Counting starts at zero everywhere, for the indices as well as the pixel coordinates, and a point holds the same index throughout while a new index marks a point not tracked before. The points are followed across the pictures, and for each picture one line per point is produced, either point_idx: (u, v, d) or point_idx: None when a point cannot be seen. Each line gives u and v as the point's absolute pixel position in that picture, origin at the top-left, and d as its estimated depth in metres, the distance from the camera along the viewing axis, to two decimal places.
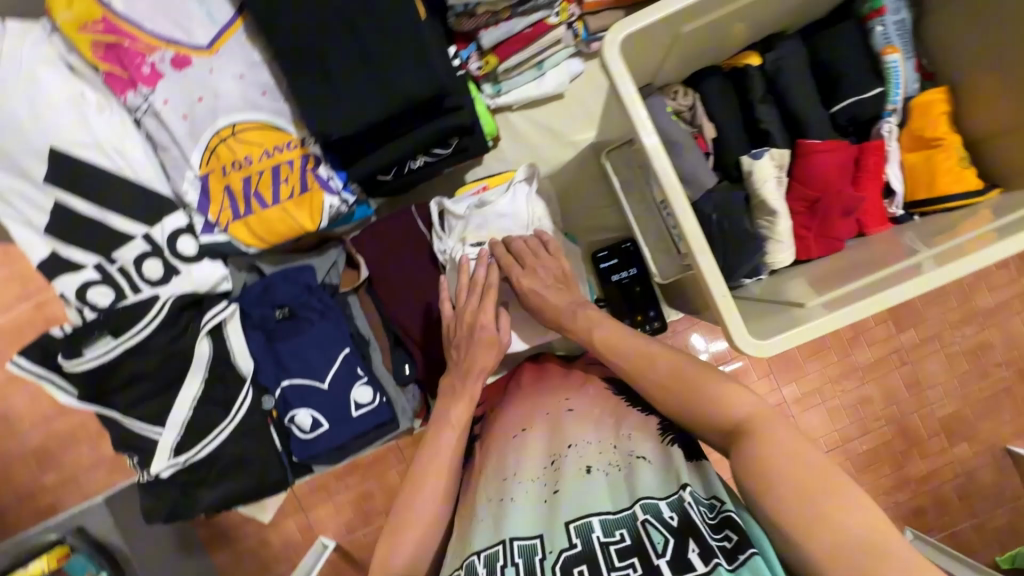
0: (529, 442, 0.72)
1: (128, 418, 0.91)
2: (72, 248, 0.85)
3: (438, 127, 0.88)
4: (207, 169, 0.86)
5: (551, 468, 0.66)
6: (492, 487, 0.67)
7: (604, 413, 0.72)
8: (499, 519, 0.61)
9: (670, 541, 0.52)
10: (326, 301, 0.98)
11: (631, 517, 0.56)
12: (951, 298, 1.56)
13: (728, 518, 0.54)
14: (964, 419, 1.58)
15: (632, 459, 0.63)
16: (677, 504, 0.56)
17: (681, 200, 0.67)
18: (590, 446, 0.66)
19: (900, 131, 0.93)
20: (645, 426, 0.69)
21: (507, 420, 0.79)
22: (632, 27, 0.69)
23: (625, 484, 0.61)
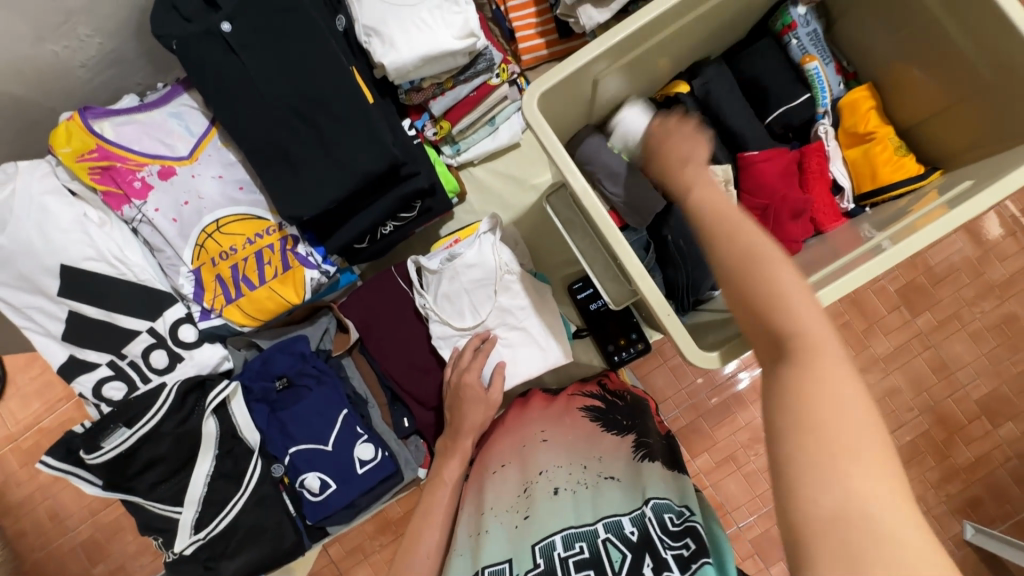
0: (507, 476, 0.72)
1: (150, 501, 0.97)
2: (88, 350, 0.94)
3: (399, 194, 0.96)
4: (198, 262, 0.95)
5: (524, 495, 0.66)
6: (470, 520, 0.68)
7: (577, 437, 0.75)
8: (475, 548, 0.62)
9: (627, 557, 0.53)
10: (320, 366, 1.05)
11: (592, 533, 0.57)
12: (962, 275, 1.53)
13: (688, 528, 0.55)
14: (1003, 397, 1.52)
15: (601, 479, 0.66)
16: (638, 519, 0.57)
17: (615, 231, 0.71)
18: (561, 470, 0.68)
19: (836, 131, 0.96)
20: (620, 447, 0.73)
21: (489, 457, 0.79)
22: (548, 84, 0.76)
23: (591, 504, 0.62)
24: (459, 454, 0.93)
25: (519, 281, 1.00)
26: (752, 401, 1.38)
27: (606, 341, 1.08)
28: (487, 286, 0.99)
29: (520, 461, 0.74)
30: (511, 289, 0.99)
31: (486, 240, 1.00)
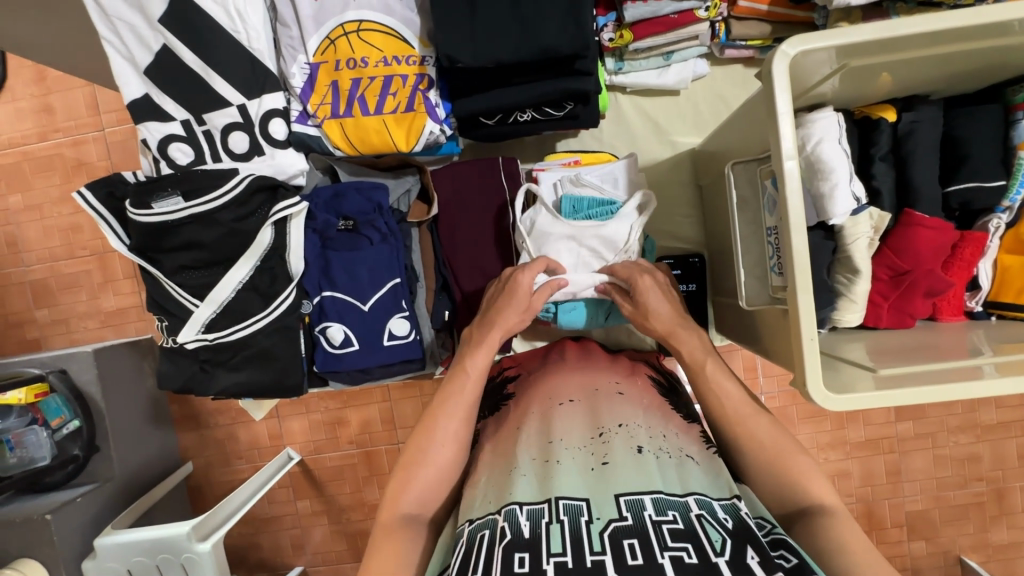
0: (576, 412, 0.73)
1: (171, 283, 0.90)
2: (167, 98, 0.83)
3: (561, 88, 0.85)
4: (321, 58, 0.84)
5: (600, 439, 0.67)
6: (535, 446, 0.68)
7: (653, 405, 0.74)
8: (546, 479, 0.62)
9: (727, 541, 0.53)
10: (390, 226, 0.95)
11: (684, 506, 0.57)
12: (958, 403, 1.57)
13: (780, 540, 0.55)
14: (929, 519, 1.61)
15: (682, 455, 0.66)
16: (730, 509, 0.57)
17: (801, 232, 0.65)
18: (640, 429, 0.68)
19: (1006, 230, 0.91)
20: (689, 431, 0.71)
21: (553, 387, 0.79)
22: (808, 45, 0.66)
23: (675, 472, 0.62)
24: (486, 345, 0.80)
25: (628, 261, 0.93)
26: None
27: None
28: (599, 260, 0.92)
29: (591, 402, 0.74)
30: None
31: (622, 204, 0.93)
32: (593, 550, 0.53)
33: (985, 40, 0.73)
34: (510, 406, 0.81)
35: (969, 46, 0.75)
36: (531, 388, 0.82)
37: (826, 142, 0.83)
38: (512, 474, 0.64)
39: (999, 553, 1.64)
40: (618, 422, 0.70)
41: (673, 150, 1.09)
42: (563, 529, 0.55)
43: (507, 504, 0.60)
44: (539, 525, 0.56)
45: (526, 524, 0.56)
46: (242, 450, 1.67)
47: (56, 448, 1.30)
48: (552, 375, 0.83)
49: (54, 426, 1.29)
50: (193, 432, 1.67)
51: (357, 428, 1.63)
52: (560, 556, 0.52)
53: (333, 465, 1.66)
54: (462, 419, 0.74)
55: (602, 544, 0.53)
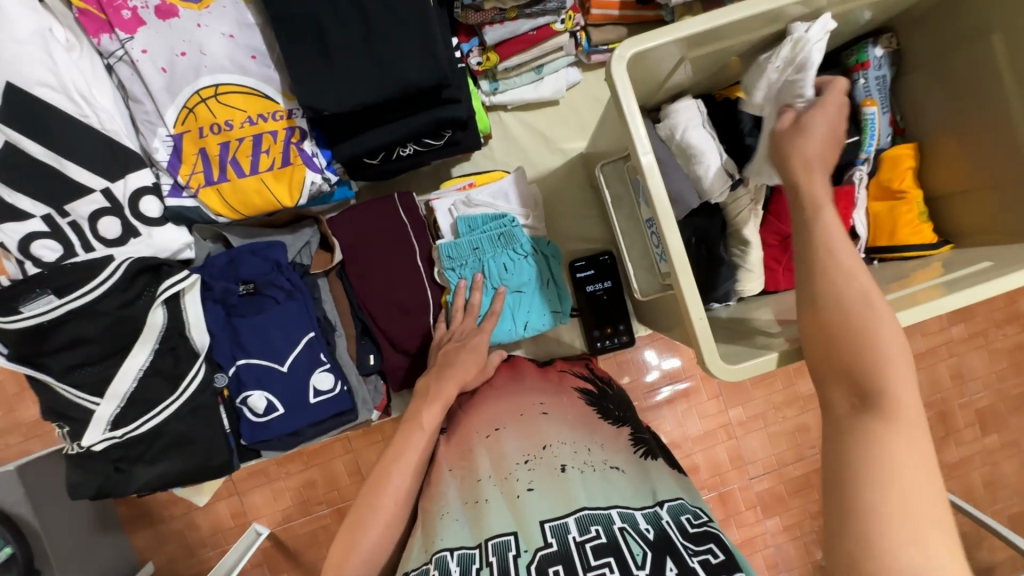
0: (504, 438, 0.72)
1: (63, 385, 0.84)
2: (21, 196, 0.78)
3: (434, 117, 0.86)
4: (182, 128, 0.82)
5: (527, 465, 0.66)
6: (465, 488, 0.67)
7: (577, 418, 0.74)
8: (476, 520, 0.61)
9: (648, 553, 0.52)
10: (294, 281, 0.94)
11: (608, 519, 0.57)
12: None
13: (711, 537, 0.55)
14: None
15: (607, 467, 0.66)
16: (652, 519, 0.58)
17: (671, 221, 0.69)
18: (565, 446, 0.68)
19: (869, 180, 0.98)
20: (617, 438, 0.72)
21: (480, 417, 0.78)
22: (642, 45, 0.69)
23: (601, 486, 0.62)
24: (441, 398, 0.78)
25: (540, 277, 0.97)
26: (682, 410, 1.50)
27: (593, 326, 1.09)
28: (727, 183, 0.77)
29: (518, 427, 0.73)
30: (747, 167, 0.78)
31: (515, 224, 0.95)
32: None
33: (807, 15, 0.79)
34: (443, 443, 0.78)
35: (795, 23, 0.80)
36: (459, 422, 0.81)
37: (691, 128, 0.88)
38: (443, 520, 0.63)
39: (954, 470, 1.74)
40: (543, 444, 0.69)
41: (564, 157, 1.12)
42: (491, 570, 0.54)
43: (438, 551, 0.58)
44: (469, 571, 0.55)
45: (455, 568, 0.55)
46: (204, 538, 1.57)
47: None
48: (479, 404, 0.82)
49: None
50: (148, 530, 1.56)
51: (324, 487, 1.57)
52: None
53: (305, 531, 1.58)
54: (412, 473, 0.72)
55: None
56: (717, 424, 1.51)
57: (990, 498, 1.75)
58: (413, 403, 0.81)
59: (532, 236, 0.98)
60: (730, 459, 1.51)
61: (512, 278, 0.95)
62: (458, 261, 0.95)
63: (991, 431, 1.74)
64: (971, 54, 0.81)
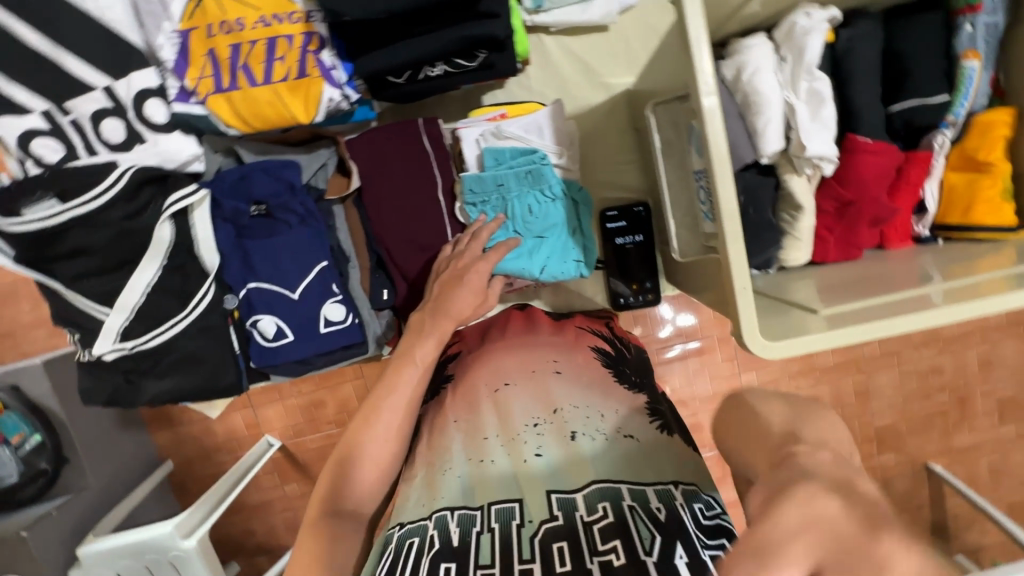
0: (513, 395, 0.68)
1: (73, 293, 0.82)
2: (20, 88, 0.73)
3: (470, 34, 0.76)
4: (190, 25, 0.74)
5: (536, 429, 0.63)
6: (468, 443, 0.64)
7: (592, 381, 0.70)
8: (480, 480, 0.59)
9: (656, 538, 0.49)
10: (307, 207, 0.89)
11: (616, 495, 0.54)
12: None
13: (722, 527, 0.52)
14: (896, 432, 1.67)
15: (619, 436, 0.62)
16: (664, 496, 0.54)
17: (727, 175, 0.61)
18: (576, 411, 0.65)
19: (952, 147, 0.87)
20: (634, 404, 0.68)
21: (487, 370, 0.74)
22: None
23: (611, 459, 0.59)
24: (435, 334, 0.76)
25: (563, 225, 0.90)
26: (694, 369, 1.44)
27: (617, 282, 1.04)
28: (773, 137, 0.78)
29: (529, 385, 0.69)
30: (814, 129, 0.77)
31: (544, 162, 0.88)
32: (522, 558, 0.49)
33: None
34: (448, 391, 0.75)
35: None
36: (467, 371, 0.77)
37: (761, 73, 0.78)
38: (444, 476, 0.61)
39: (962, 455, 1.71)
40: (554, 407, 0.65)
41: (608, 94, 1.01)
42: (493, 539, 0.52)
43: (438, 509, 0.57)
44: (469, 533, 0.53)
45: (455, 531, 0.53)
46: (217, 444, 1.63)
47: (22, 464, 1.23)
48: (490, 353, 0.78)
49: (15, 443, 1.21)
50: (167, 430, 1.61)
51: (332, 408, 1.60)
52: (488, 568, 0.49)
53: (311, 448, 1.64)
54: (404, 413, 0.70)
55: (532, 550, 0.50)
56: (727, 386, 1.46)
57: (993, 485, 1.73)
58: (406, 340, 0.78)
59: (564, 178, 0.90)
60: None
61: (536, 223, 0.89)
62: (480, 196, 0.90)
63: (1009, 420, 1.68)
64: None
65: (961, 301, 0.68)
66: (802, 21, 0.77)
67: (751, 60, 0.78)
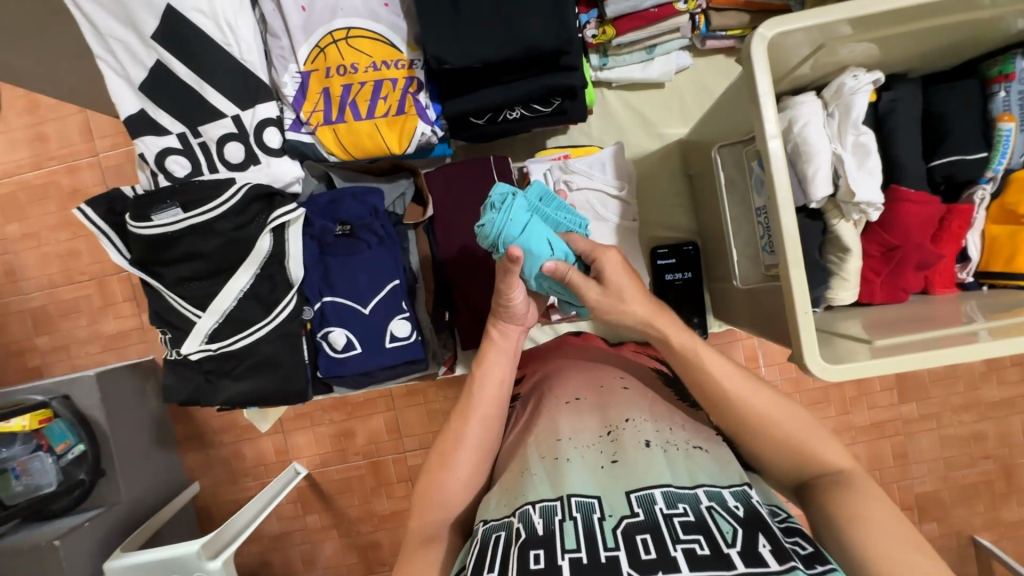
0: (584, 408, 0.73)
1: (173, 293, 0.91)
2: (163, 113, 0.84)
3: (550, 83, 0.86)
4: (312, 67, 0.85)
5: (608, 438, 0.67)
6: (542, 444, 0.68)
7: (657, 399, 0.75)
8: (557, 477, 0.62)
9: (738, 531, 0.53)
10: (387, 229, 0.97)
11: (694, 497, 0.58)
12: (959, 382, 1.58)
13: (795, 528, 0.56)
14: (938, 500, 1.61)
15: (690, 447, 0.66)
16: (740, 497, 0.58)
17: (789, 211, 0.67)
18: (646, 423, 0.69)
19: (991, 201, 0.92)
20: (695, 424, 0.71)
21: (558, 385, 0.79)
22: (782, 28, 0.69)
23: (685, 465, 0.62)
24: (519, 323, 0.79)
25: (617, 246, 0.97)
26: None
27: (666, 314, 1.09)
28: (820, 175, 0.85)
29: (598, 398, 0.75)
30: (865, 174, 0.85)
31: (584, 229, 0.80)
32: (607, 546, 0.53)
33: (953, 14, 0.75)
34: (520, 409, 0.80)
35: (944, 21, 0.77)
36: (539, 388, 0.82)
37: (812, 125, 0.85)
38: (522, 475, 0.64)
39: (1010, 530, 1.63)
40: (624, 416, 0.70)
41: (661, 142, 1.10)
42: (576, 526, 0.55)
43: (521, 505, 0.60)
44: (552, 522, 0.56)
45: (540, 522, 0.56)
46: (248, 468, 1.65)
47: (62, 474, 1.30)
48: (560, 370, 0.84)
49: (59, 451, 1.28)
50: (199, 452, 1.64)
51: (363, 439, 1.63)
52: (574, 553, 0.52)
53: (340, 477, 1.65)
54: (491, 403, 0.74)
55: (616, 539, 0.54)
56: None
57: None
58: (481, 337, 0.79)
59: (621, 210, 0.98)
60: None
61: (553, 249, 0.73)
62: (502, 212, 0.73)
63: None
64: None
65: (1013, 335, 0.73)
66: (851, 79, 0.85)
67: (804, 113, 0.86)
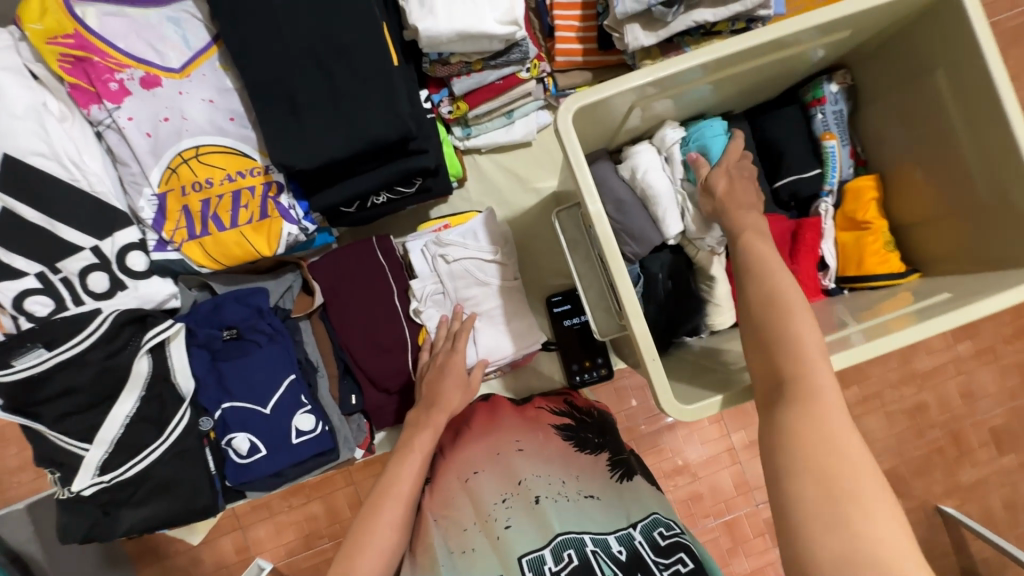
0: (484, 480, 0.84)
1: (54, 432, 0.88)
2: (17, 256, 0.83)
3: (402, 168, 0.90)
4: (166, 187, 0.87)
5: (506, 502, 0.80)
6: (451, 537, 0.78)
7: (552, 453, 0.87)
8: (465, 563, 0.74)
9: (619, 574, 0.67)
10: (275, 325, 0.97)
11: (580, 542, 0.72)
12: (891, 359, 1.65)
13: (679, 545, 0.70)
14: (899, 476, 1.65)
15: (581, 496, 0.81)
16: (623, 540, 0.73)
17: (620, 266, 0.71)
18: (539, 479, 0.82)
19: (834, 211, 0.99)
20: (587, 469, 0.86)
21: (460, 459, 0.88)
22: (586, 99, 0.74)
23: (571, 513, 0.77)
24: (429, 425, 0.88)
25: (501, 307, 1.02)
26: (683, 436, 1.50)
27: (571, 360, 1.11)
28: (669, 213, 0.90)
29: (495, 469, 0.85)
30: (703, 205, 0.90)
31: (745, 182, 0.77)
32: None
33: (766, 56, 0.80)
34: (427, 493, 0.87)
35: (756, 63, 0.82)
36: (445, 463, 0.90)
37: (651, 171, 0.91)
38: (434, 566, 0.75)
39: (971, 493, 1.67)
40: (519, 480, 0.83)
41: (537, 196, 1.16)
42: None
43: None
44: None
45: None
46: (206, 575, 1.57)
47: None
48: (463, 442, 0.91)
49: None
50: (154, 565, 1.56)
51: (325, 521, 1.57)
52: None
53: (307, 566, 1.58)
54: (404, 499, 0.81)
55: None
56: (722, 448, 1.50)
57: (1011, 522, 1.67)
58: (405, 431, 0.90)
59: (500, 272, 1.03)
60: (737, 485, 1.49)
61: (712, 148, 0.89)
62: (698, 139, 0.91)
63: (1008, 451, 1.67)
64: (919, 92, 0.84)
65: (876, 337, 0.75)
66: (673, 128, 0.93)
67: (641, 161, 0.92)
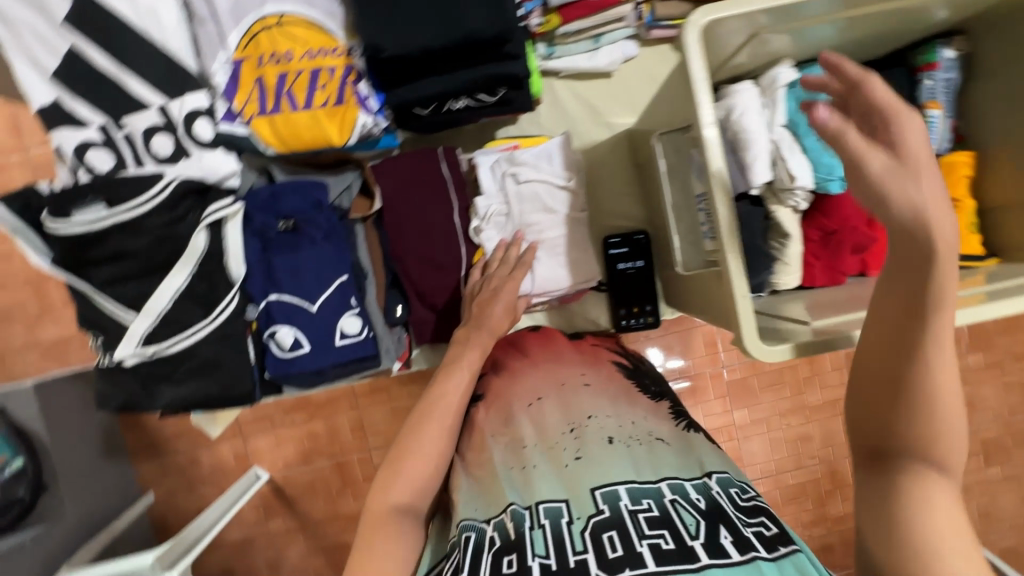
0: (546, 408, 0.76)
1: (102, 296, 0.86)
2: (82, 103, 0.80)
3: (490, 72, 0.85)
4: (243, 55, 0.84)
5: (572, 435, 0.71)
6: (510, 451, 0.71)
7: (618, 392, 0.77)
8: (526, 481, 0.66)
9: (701, 523, 0.57)
10: (333, 223, 0.94)
11: (657, 492, 0.61)
12: None
13: (758, 510, 0.60)
14: None
15: (652, 440, 0.69)
16: (701, 489, 0.62)
17: (724, 198, 0.68)
18: (608, 419, 0.72)
19: None
20: (655, 413, 0.75)
21: (520, 386, 0.81)
22: (719, 14, 0.67)
23: (646, 459, 0.67)
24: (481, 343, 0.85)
25: (563, 237, 0.99)
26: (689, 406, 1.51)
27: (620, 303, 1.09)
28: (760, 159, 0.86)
29: (559, 398, 0.77)
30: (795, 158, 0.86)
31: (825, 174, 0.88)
32: (576, 550, 0.56)
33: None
34: (482, 407, 0.82)
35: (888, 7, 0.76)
36: (498, 388, 0.83)
37: (748, 112, 0.87)
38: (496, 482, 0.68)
39: None
40: (587, 414, 0.73)
41: (610, 132, 1.11)
42: (545, 533, 0.59)
43: (498, 513, 0.63)
44: (523, 527, 0.60)
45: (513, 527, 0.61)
46: (204, 476, 1.57)
47: None
48: (520, 369, 0.86)
49: None
50: (152, 461, 1.56)
51: (326, 440, 1.57)
52: (545, 557, 0.56)
53: (304, 480, 1.59)
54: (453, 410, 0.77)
55: (585, 541, 0.57)
56: (721, 424, 1.52)
57: (983, 528, 1.70)
58: (451, 348, 0.87)
59: (570, 200, 0.99)
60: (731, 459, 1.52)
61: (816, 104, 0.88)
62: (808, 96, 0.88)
63: (994, 462, 1.69)
64: None
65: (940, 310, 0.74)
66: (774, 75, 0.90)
67: (737, 101, 0.88)
